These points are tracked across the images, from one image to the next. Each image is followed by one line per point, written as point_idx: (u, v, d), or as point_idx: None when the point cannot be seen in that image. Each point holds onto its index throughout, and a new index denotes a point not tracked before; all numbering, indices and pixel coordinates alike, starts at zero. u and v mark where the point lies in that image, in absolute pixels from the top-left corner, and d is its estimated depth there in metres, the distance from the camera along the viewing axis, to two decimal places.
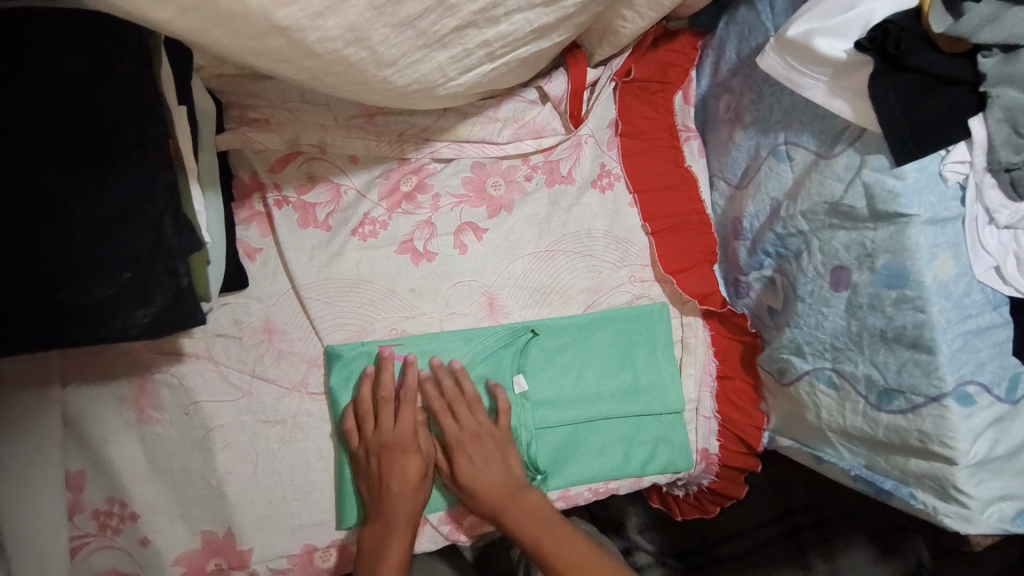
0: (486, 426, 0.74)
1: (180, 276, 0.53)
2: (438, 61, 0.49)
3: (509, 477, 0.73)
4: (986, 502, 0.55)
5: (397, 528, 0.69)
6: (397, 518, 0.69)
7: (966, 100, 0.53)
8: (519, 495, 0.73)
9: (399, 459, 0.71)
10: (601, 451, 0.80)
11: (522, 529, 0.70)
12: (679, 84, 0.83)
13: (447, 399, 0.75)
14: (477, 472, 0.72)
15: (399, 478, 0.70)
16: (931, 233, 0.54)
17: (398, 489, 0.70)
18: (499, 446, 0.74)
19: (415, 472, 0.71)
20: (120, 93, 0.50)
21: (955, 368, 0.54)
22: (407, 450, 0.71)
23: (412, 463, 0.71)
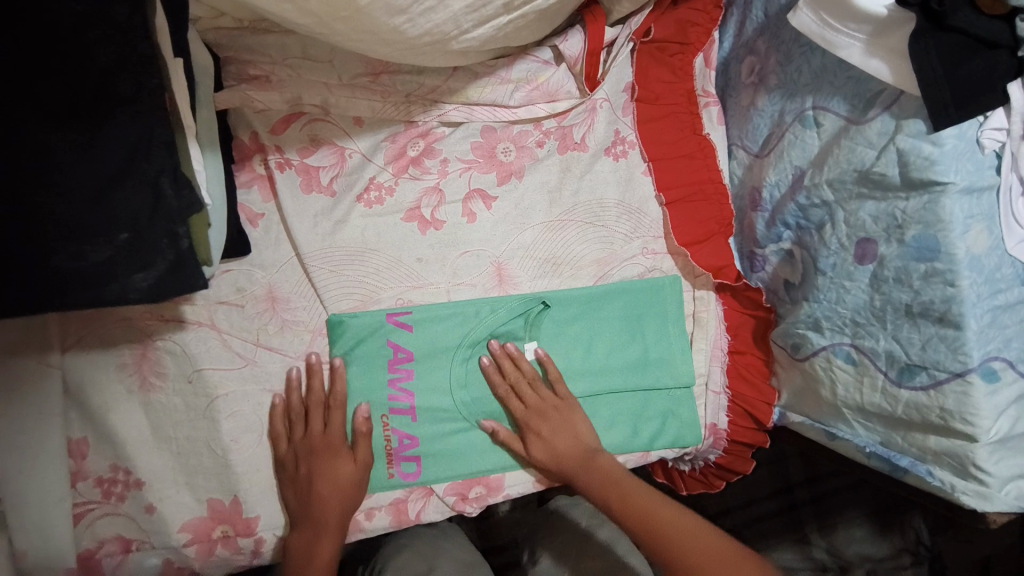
0: (550, 400, 0.75)
1: (181, 239, 0.50)
2: (452, 9, 0.46)
3: (578, 444, 0.74)
4: (1004, 480, 0.54)
5: (326, 531, 0.69)
6: (328, 521, 0.69)
7: (1006, 66, 0.50)
8: (589, 459, 0.74)
9: (329, 466, 0.70)
10: (609, 425, 0.79)
11: (593, 492, 0.73)
12: (701, 46, 0.78)
13: (509, 379, 0.75)
14: (551, 445, 0.74)
15: (331, 481, 0.69)
16: (966, 203, 0.51)
17: (326, 493, 0.69)
18: (564, 418, 0.75)
19: (345, 475, 0.70)
20: (113, 39, 0.45)
21: (983, 344, 0.52)
22: (337, 456, 0.70)
23: (339, 466, 0.70)
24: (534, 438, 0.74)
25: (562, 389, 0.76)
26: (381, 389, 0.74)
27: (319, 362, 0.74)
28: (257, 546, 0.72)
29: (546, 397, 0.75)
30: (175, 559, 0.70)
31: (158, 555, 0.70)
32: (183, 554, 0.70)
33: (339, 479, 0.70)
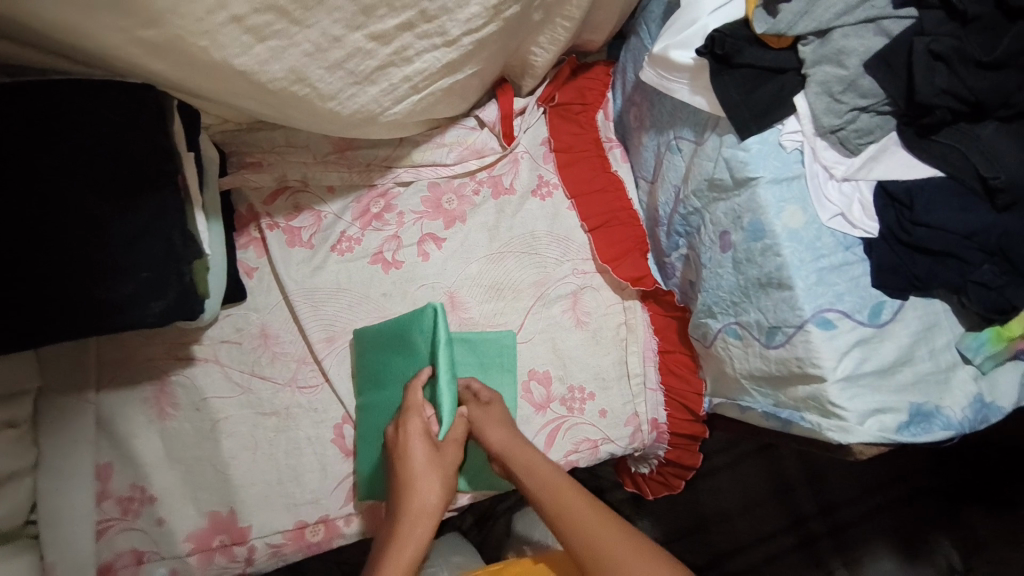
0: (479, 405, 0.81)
1: (185, 276, 0.68)
2: (371, 94, 0.65)
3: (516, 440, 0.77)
4: (862, 414, 0.63)
5: (409, 530, 0.71)
6: (410, 524, 0.72)
7: (794, 83, 0.65)
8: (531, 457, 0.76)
9: (421, 482, 0.74)
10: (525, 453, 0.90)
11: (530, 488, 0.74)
12: (599, 104, 0.99)
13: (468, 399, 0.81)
14: (533, 469, 0.74)
15: (418, 499, 0.73)
16: (777, 191, 0.66)
17: (416, 496, 0.73)
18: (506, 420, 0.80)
19: (432, 494, 0.74)
20: (141, 140, 0.65)
21: (813, 298, 0.65)
22: (427, 475, 0.75)
23: (430, 479, 0.75)
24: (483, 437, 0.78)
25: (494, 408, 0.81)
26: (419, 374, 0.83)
27: (302, 387, 0.87)
28: (250, 553, 0.82)
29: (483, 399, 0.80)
30: (180, 567, 0.81)
31: (165, 564, 0.81)
32: (187, 562, 0.81)
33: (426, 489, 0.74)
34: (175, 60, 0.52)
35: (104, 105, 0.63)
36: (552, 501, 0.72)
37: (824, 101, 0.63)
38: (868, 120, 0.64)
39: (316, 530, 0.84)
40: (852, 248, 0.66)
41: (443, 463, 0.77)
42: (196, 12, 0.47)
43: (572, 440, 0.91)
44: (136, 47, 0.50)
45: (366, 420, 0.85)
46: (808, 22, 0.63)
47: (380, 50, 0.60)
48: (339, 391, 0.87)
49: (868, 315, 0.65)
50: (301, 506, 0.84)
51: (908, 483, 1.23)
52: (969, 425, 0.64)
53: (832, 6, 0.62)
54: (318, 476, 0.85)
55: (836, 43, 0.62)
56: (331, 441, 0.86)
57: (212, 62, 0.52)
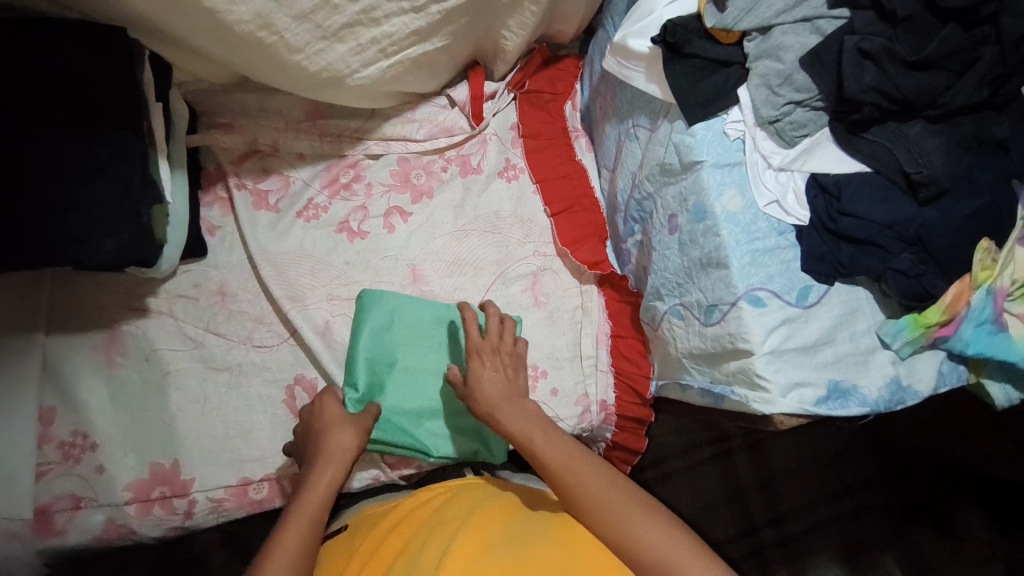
0: (506, 342, 0.84)
1: (141, 217, 0.69)
2: (338, 52, 0.68)
3: (509, 386, 0.82)
4: (785, 387, 0.66)
5: (328, 471, 0.76)
6: (322, 474, 0.76)
7: (737, 76, 0.70)
8: (516, 400, 0.81)
9: (336, 433, 0.79)
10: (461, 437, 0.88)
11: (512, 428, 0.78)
12: (567, 96, 1.03)
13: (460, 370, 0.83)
14: (526, 422, 0.79)
15: (334, 447, 0.78)
16: (719, 175, 0.70)
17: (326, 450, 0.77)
18: (510, 395, 0.81)
19: (347, 445, 0.78)
20: (106, 82, 0.67)
21: (746, 277, 0.68)
22: (344, 429, 0.79)
23: (344, 436, 0.79)
24: (479, 396, 0.80)
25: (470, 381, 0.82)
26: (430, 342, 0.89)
27: (257, 345, 0.88)
28: (190, 506, 0.82)
29: (507, 346, 0.84)
30: (116, 517, 0.81)
31: (101, 512, 0.80)
32: (124, 511, 0.81)
33: (343, 441, 0.78)
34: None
35: (75, 46, 0.65)
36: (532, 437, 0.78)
37: (764, 93, 0.68)
38: (802, 115, 0.68)
39: (260, 488, 0.85)
40: (785, 234, 0.70)
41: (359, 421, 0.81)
42: None
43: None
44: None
45: (365, 372, 0.86)
46: (751, 18, 0.68)
47: (348, 6, 0.63)
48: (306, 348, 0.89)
49: (797, 297, 0.68)
50: (246, 462, 0.85)
51: (857, 496, 1.26)
52: (884, 405, 0.68)
53: (772, 5, 0.67)
54: (265, 434, 0.86)
55: (776, 39, 0.67)
56: (282, 401, 0.87)
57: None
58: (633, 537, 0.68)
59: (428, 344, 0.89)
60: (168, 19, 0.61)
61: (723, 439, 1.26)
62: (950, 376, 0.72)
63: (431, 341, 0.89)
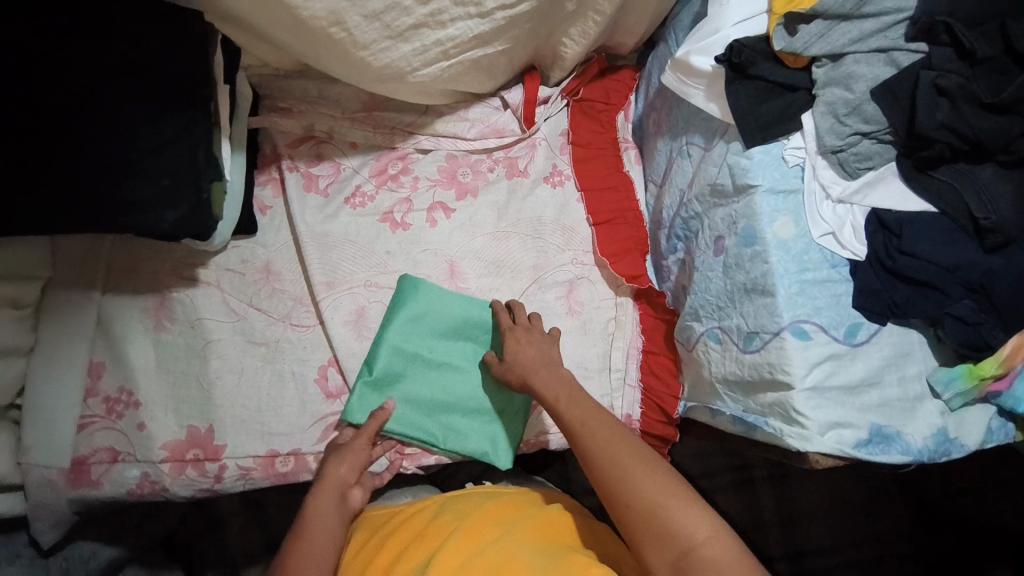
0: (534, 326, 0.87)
1: (202, 192, 0.73)
2: (403, 51, 0.69)
3: (542, 354, 0.83)
4: (823, 425, 0.64)
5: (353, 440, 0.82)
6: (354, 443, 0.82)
7: (803, 101, 0.68)
8: (550, 363, 0.82)
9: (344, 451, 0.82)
10: (468, 435, 0.88)
11: (541, 385, 0.79)
12: (621, 106, 1.02)
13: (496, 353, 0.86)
14: (557, 376, 0.80)
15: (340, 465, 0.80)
16: (773, 201, 0.69)
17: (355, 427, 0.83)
18: (544, 362, 0.82)
19: (351, 462, 0.81)
20: (181, 58, 0.70)
21: (792, 308, 0.67)
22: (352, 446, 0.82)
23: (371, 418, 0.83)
24: (513, 362, 0.82)
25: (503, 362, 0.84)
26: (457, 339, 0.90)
27: (295, 324, 0.90)
28: (220, 471, 0.85)
29: (538, 329, 0.86)
30: (151, 473, 0.84)
31: (138, 466, 0.84)
32: (159, 468, 0.84)
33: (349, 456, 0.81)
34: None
35: (151, 21, 0.68)
36: (561, 393, 0.78)
37: (829, 121, 0.66)
38: (869, 146, 0.66)
39: (286, 462, 0.87)
40: (838, 267, 0.68)
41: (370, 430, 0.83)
42: None
43: (546, 421, 0.93)
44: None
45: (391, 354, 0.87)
46: (823, 45, 0.66)
47: (417, 9, 0.65)
48: (331, 336, 0.89)
49: (844, 333, 0.66)
50: (274, 436, 0.87)
51: (881, 546, 1.21)
52: (928, 455, 0.65)
53: (847, 32, 0.65)
54: (296, 412, 0.88)
55: (847, 68, 0.65)
56: (314, 381, 0.89)
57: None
58: (627, 481, 0.68)
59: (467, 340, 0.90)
60: (246, 9, 0.63)
61: (745, 467, 1.23)
62: (998, 433, 0.69)
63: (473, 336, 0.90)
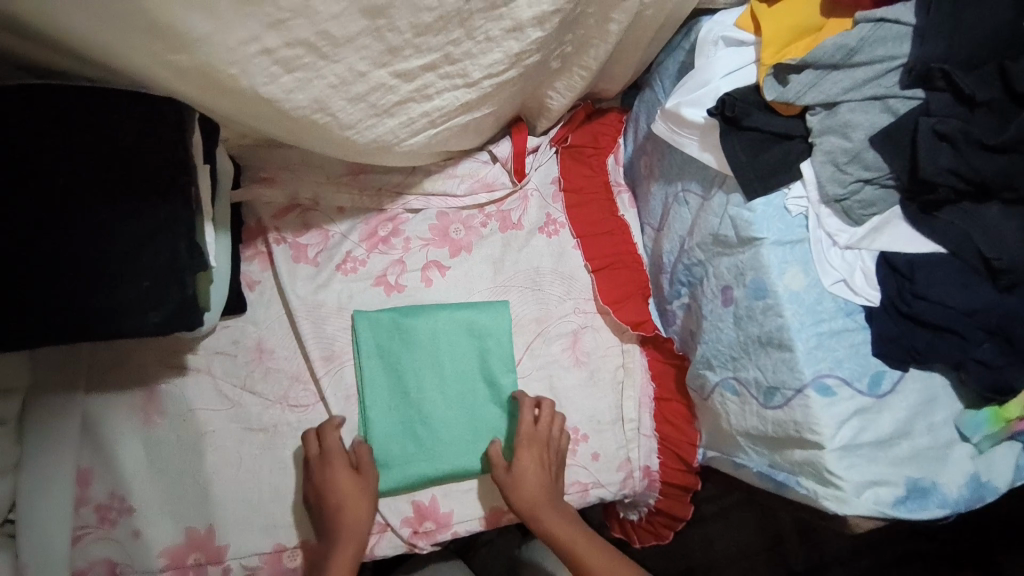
0: (542, 440, 0.85)
1: (187, 287, 0.68)
2: (389, 126, 0.67)
3: (541, 489, 0.82)
4: (859, 486, 0.63)
5: (343, 535, 0.77)
6: (344, 534, 0.77)
7: (800, 149, 0.67)
8: (548, 506, 0.82)
9: (330, 479, 0.79)
10: (413, 446, 0.86)
11: (553, 534, 0.81)
12: (610, 150, 1.00)
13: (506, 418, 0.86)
14: (555, 522, 0.81)
15: (336, 496, 0.79)
16: (780, 252, 0.67)
17: (343, 516, 0.78)
18: (544, 498, 0.82)
19: (354, 488, 0.80)
20: (157, 149, 0.66)
21: (813, 363, 0.65)
22: (337, 468, 0.80)
23: (351, 493, 0.79)
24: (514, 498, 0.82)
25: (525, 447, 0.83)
26: (466, 375, 0.89)
27: (293, 404, 0.87)
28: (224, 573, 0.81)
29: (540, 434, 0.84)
30: None
31: None
32: None
33: (353, 493, 0.79)
34: (204, 85, 0.53)
35: (121, 116, 0.64)
36: (568, 541, 0.80)
37: (828, 170, 0.64)
38: (872, 193, 0.65)
39: (293, 556, 0.83)
40: (852, 315, 0.67)
41: (365, 463, 0.82)
42: (228, 43, 0.48)
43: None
44: (165, 69, 0.50)
45: (401, 351, 0.88)
46: (815, 94, 0.64)
47: (403, 86, 0.62)
48: (333, 412, 0.86)
49: (868, 384, 0.66)
50: (279, 528, 0.83)
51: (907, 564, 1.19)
52: (965, 505, 0.65)
53: (839, 82, 0.64)
54: (300, 498, 0.84)
55: (843, 117, 0.64)
56: None
57: (238, 88, 0.53)
58: None
59: (491, 369, 0.89)
60: (221, 109, 0.60)
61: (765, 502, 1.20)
62: None
63: (495, 365, 0.90)
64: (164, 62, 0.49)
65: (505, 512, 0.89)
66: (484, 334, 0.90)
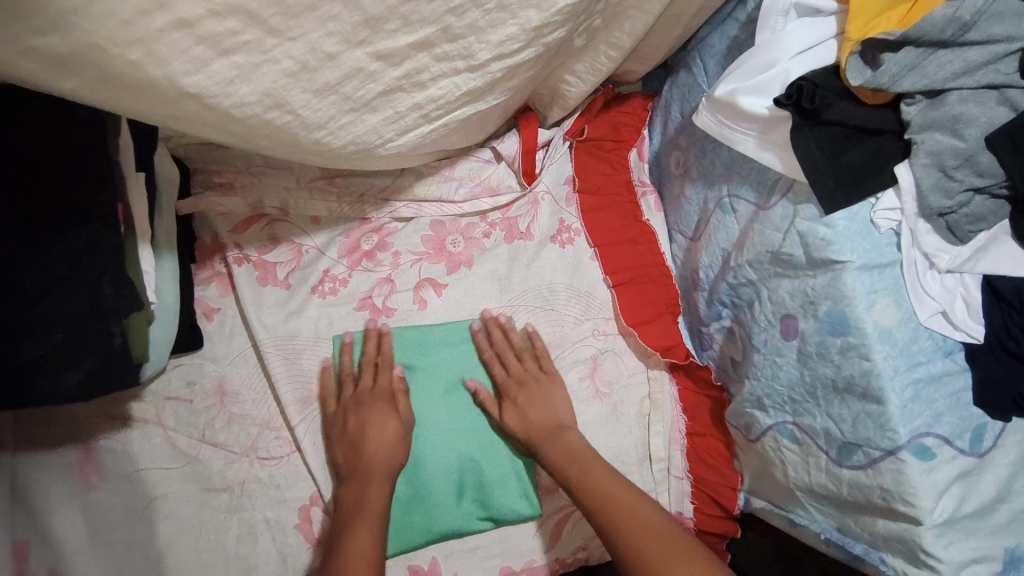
0: (532, 370, 0.77)
1: (113, 336, 0.55)
2: (370, 123, 0.52)
3: (553, 415, 0.74)
4: (958, 566, 0.52)
5: (374, 473, 0.68)
6: (372, 468, 0.69)
7: (893, 149, 0.53)
8: (559, 433, 0.73)
9: (374, 419, 0.71)
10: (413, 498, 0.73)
11: (558, 464, 0.71)
12: (633, 143, 0.86)
13: (496, 347, 0.77)
14: (569, 452, 0.71)
15: (376, 436, 0.70)
16: (867, 279, 0.54)
17: (375, 447, 0.69)
18: (553, 426, 0.73)
19: (390, 429, 0.71)
20: (61, 162, 0.50)
21: (909, 420, 0.53)
22: (383, 408, 0.72)
23: (388, 421, 0.71)
24: (519, 428, 0.73)
25: (546, 364, 0.77)
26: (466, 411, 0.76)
27: (264, 457, 0.72)
28: None
29: (539, 370, 0.77)
30: None
31: None
32: None
33: (387, 420, 0.71)
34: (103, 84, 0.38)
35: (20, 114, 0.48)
36: (584, 479, 0.69)
37: (933, 176, 0.51)
38: (981, 205, 0.52)
39: None
40: (952, 355, 0.54)
41: (403, 406, 0.73)
42: (121, 11, 0.33)
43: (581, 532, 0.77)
44: (28, 59, 0.34)
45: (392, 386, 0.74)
46: (917, 79, 0.51)
47: (387, 72, 0.47)
48: (311, 465, 0.72)
49: (970, 442, 0.53)
50: None
51: None
52: None
53: (947, 64, 0.51)
54: (274, 571, 0.70)
55: (953, 108, 0.50)
56: (295, 526, 0.71)
57: (147, 79, 0.38)
58: None
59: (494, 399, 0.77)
60: (135, 116, 0.45)
61: None
62: None
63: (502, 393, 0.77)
64: (25, 45, 0.33)
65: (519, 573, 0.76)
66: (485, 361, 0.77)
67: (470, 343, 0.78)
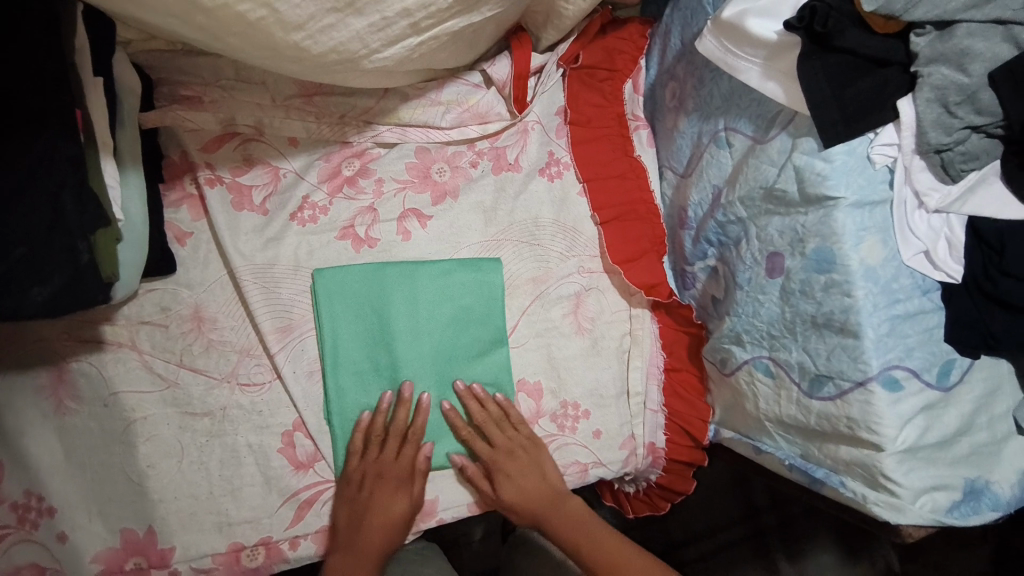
0: (519, 439, 0.75)
1: (80, 254, 0.51)
2: (355, 28, 0.48)
3: (546, 485, 0.75)
4: (916, 491, 0.55)
5: (368, 552, 0.70)
6: (371, 544, 0.70)
7: (900, 81, 0.52)
8: (558, 503, 0.75)
9: (390, 497, 0.70)
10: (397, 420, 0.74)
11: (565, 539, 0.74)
12: (628, 73, 0.83)
13: (478, 420, 0.75)
14: (574, 525, 0.75)
15: (384, 514, 0.70)
16: (859, 216, 0.54)
17: (378, 525, 0.70)
18: (546, 496, 0.75)
19: (398, 510, 0.71)
20: (17, 58, 0.46)
21: (881, 353, 0.55)
22: (402, 488, 0.71)
23: (399, 501, 0.71)
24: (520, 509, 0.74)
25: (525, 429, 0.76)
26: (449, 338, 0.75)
27: (246, 384, 0.72)
28: None
29: (518, 435, 0.75)
30: None
31: None
32: None
33: (393, 506, 0.71)
34: None
35: None
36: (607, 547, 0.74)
37: (935, 111, 0.50)
38: (977, 143, 0.52)
39: (254, 555, 0.70)
40: (929, 294, 0.56)
41: (419, 485, 0.73)
42: None
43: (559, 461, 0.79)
44: None
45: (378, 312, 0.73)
46: (929, 8, 0.49)
47: None
48: (293, 394, 0.72)
49: (937, 376, 0.56)
50: (235, 526, 0.70)
51: None
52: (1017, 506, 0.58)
53: None
54: (259, 492, 0.71)
55: (961, 41, 0.49)
56: (278, 449, 0.72)
57: None
58: None
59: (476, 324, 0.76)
60: None
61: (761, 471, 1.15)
62: None
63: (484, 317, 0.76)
64: None
65: (497, 496, 0.78)
66: (468, 287, 0.76)
67: (451, 272, 0.76)
